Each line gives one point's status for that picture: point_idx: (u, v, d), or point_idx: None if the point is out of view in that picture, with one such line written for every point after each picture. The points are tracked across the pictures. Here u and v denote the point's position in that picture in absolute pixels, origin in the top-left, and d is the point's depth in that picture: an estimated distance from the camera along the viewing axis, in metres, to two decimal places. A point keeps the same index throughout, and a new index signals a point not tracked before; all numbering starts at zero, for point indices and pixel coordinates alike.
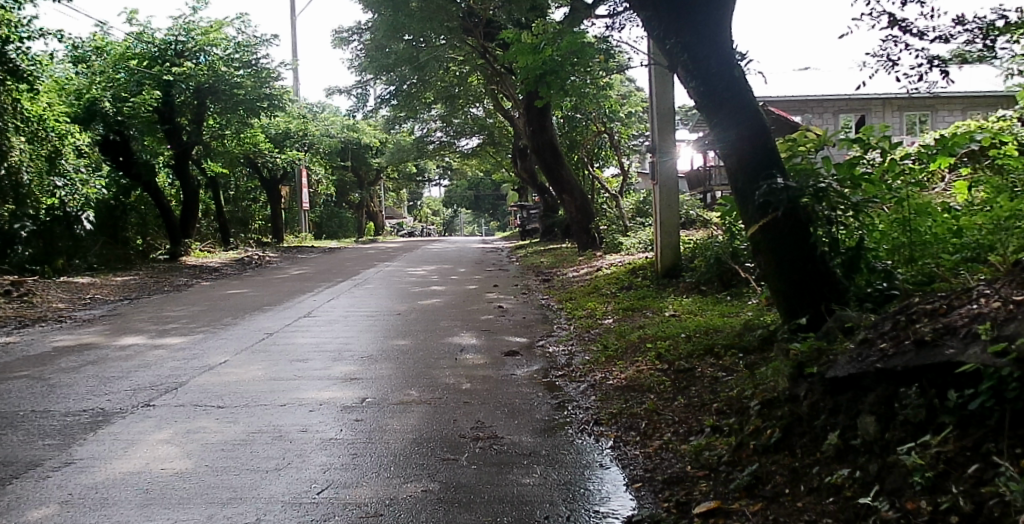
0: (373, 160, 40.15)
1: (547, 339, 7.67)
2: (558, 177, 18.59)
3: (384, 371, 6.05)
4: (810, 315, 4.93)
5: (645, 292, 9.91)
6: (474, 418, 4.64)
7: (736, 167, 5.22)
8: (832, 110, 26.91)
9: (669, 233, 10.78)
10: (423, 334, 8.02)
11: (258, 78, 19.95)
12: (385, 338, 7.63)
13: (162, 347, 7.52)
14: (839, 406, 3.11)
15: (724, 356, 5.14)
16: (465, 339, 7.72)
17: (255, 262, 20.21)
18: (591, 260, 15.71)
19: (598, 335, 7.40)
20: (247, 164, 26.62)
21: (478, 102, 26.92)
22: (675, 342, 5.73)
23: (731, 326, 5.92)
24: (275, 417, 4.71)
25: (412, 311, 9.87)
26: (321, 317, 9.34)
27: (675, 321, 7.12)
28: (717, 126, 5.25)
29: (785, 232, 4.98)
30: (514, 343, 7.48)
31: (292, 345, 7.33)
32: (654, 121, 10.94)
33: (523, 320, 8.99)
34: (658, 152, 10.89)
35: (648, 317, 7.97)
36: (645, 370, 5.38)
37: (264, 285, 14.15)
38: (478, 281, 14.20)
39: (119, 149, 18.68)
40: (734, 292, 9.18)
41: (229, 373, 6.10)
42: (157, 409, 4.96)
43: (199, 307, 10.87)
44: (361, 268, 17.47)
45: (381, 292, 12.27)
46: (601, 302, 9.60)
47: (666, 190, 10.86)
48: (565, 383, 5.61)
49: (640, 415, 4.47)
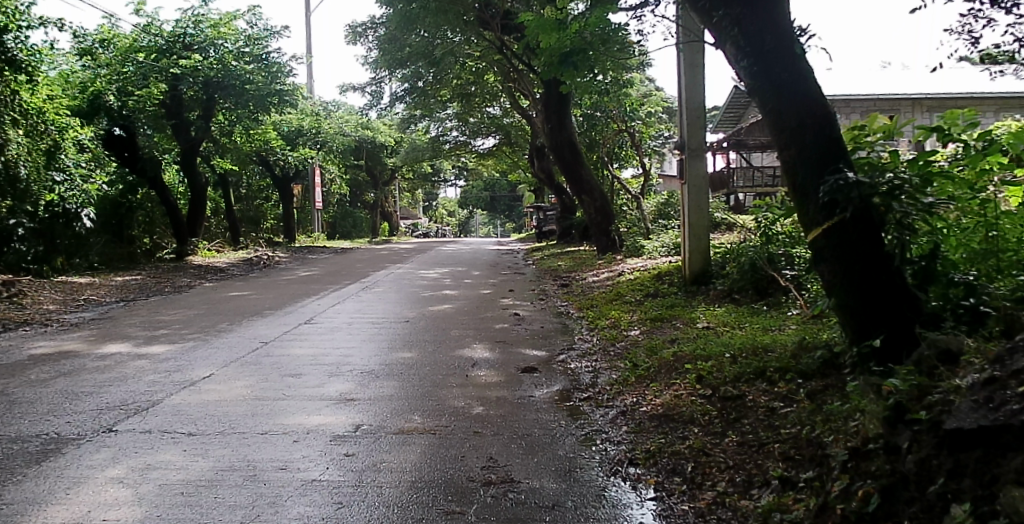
0: (387, 159, 39.52)
1: (568, 352, 6.94)
2: (577, 177, 17.71)
3: (385, 390, 5.35)
4: (885, 335, 4.12)
5: (673, 299, 9.17)
6: (485, 454, 3.92)
7: (795, 160, 4.45)
8: (862, 110, 25.96)
9: (699, 237, 9.96)
10: (431, 346, 7.31)
11: (269, 73, 19.34)
12: (390, 350, 6.94)
13: (145, 357, 6.88)
14: (963, 469, 2.38)
15: (780, 382, 4.38)
16: (478, 351, 7.02)
17: (264, 262, 19.61)
18: (612, 265, 14.97)
19: (625, 349, 6.67)
20: (258, 161, 26.09)
21: (495, 100, 26.28)
22: (718, 361, 4.98)
23: (781, 344, 5.17)
24: (253, 450, 4.01)
25: (422, 319, 9.17)
26: (322, 324, 8.66)
27: (712, 335, 6.34)
28: (773, 110, 4.50)
29: (854, 236, 4.21)
30: (532, 356, 6.76)
31: (287, 357, 6.66)
32: (683, 117, 10.20)
33: (540, 330, 8.27)
34: (687, 149, 10.11)
35: (680, 329, 7.20)
36: (686, 395, 4.63)
37: (268, 287, 13.53)
38: (493, 285, 13.52)
39: (123, 145, 18.22)
40: (772, 301, 8.40)
41: (211, 390, 5.43)
42: (119, 436, 4.29)
43: (195, 310, 10.24)
44: (371, 270, 16.81)
45: (390, 296, 11.61)
46: (625, 310, 8.87)
47: (697, 188, 10.13)
48: (591, 408, 4.88)
49: (684, 455, 3.74)
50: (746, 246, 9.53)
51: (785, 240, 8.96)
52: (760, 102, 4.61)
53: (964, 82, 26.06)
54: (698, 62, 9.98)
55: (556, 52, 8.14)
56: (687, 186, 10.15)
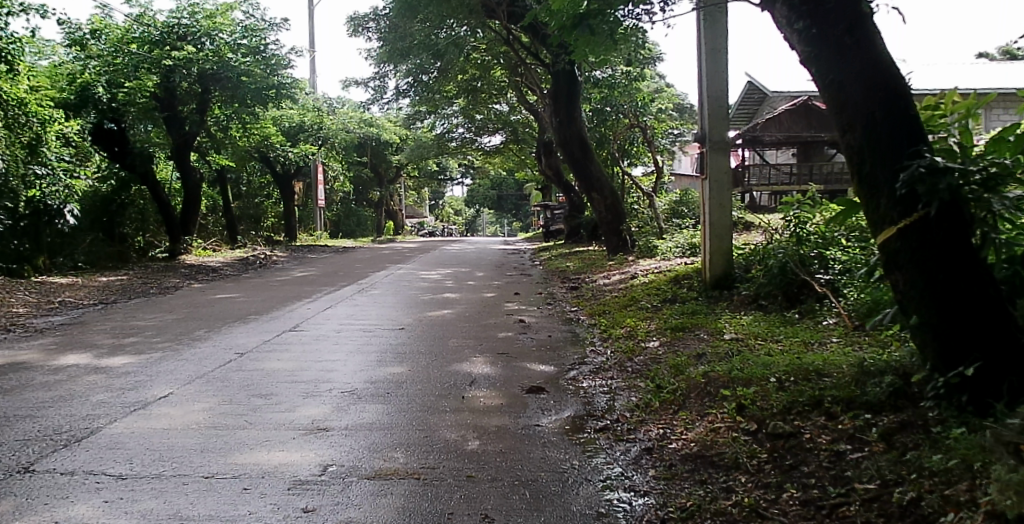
0: (392, 157, 38.75)
1: (579, 367, 6.12)
2: (586, 174, 16.86)
3: (366, 417, 4.55)
4: (980, 362, 3.29)
5: (693, 306, 8.34)
6: (479, 510, 3.12)
7: (862, 142, 3.62)
8: None
9: (721, 237, 9.16)
10: (425, 358, 6.51)
11: (266, 65, 18.59)
12: (378, 365, 6.14)
13: (102, 371, 6.11)
14: None
15: (842, 417, 3.58)
16: (477, 365, 6.21)
17: (260, 261, 18.87)
18: (624, 266, 14.14)
19: (645, 366, 5.84)
20: (258, 158, 25.34)
21: (502, 96, 25.49)
22: (762, 386, 4.16)
23: (835, 365, 4.33)
24: (191, 501, 3.23)
25: (418, 325, 8.36)
26: (307, 332, 7.86)
27: (746, 350, 5.49)
28: (834, 83, 3.71)
29: (939, 238, 3.39)
30: (538, 373, 5.93)
31: (262, 372, 5.88)
32: (705, 106, 9.35)
33: (548, 340, 7.44)
34: (708, 141, 9.29)
35: (706, 342, 6.35)
36: (725, 429, 3.82)
37: (258, 288, 12.73)
38: (498, 287, 12.73)
39: (114, 139, 17.75)
40: (804, 308, 7.59)
41: (163, 415, 4.64)
42: (34, 479, 3.51)
43: (173, 316, 9.44)
44: (370, 270, 16.03)
45: (387, 299, 10.83)
46: (642, 318, 8.04)
47: (718, 183, 9.28)
48: (610, 442, 4.07)
49: (733, 517, 2.93)
50: (773, 246, 8.71)
51: (817, 242, 8.27)
52: (817, 75, 3.82)
53: (986, 78, 25.32)
54: (721, 47, 9.12)
55: (571, 13, 7.47)
56: (708, 181, 9.32)
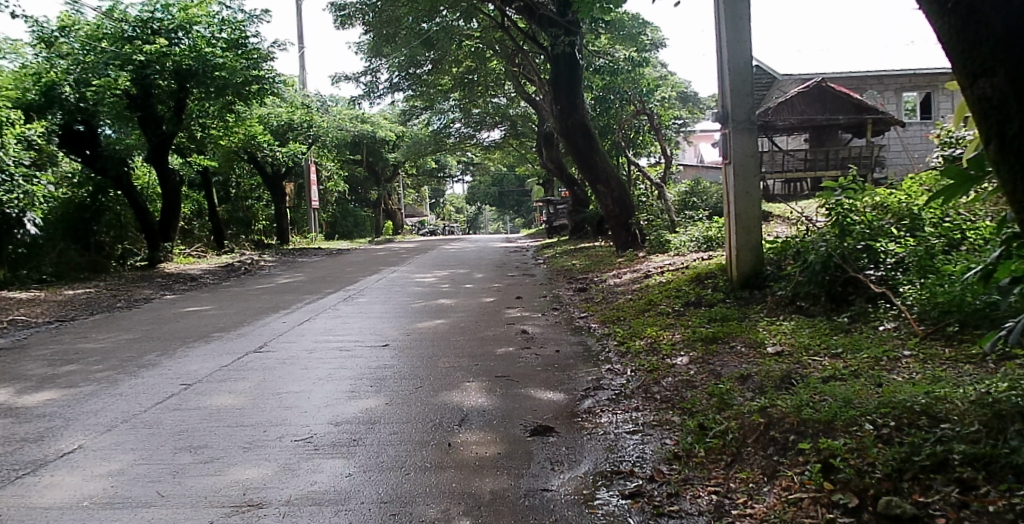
0: (388, 155, 37.65)
1: (596, 394, 4.98)
2: (591, 166, 15.65)
3: (318, 483, 3.43)
4: None
5: (723, 310, 7.22)
6: None
7: (1011, 87, 2.47)
8: (895, 88, 25.07)
9: (748, 231, 8.04)
10: (407, 386, 5.37)
11: (248, 60, 17.39)
12: (349, 398, 5.02)
13: (11, 414, 4.98)
14: None
15: (992, 495, 2.44)
16: (469, 395, 5.07)
17: (247, 268, 17.77)
18: (635, 263, 13.01)
19: (677, 393, 4.71)
20: (246, 158, 24.24)
21: (499, 88, 24.38)
22: (854, 434, 3.03)
23: (951, 402, 3.17)
24: None
25: (405, 341, 7.23)
26: (275, 353, 6.73)
27: (808, 373, 4.35)
28: (962, 5, 2.57)
29: None
30: (545, 404, 4.79)
31: (206, 413, 4.78)
32: (727, 82, 8.19)
33: (556, 357, 6.30)
34: (729, 121, 8.16)
35: (750, 359, 5.22)
36: (811, 505, 2.70)
37: (235, 299, 11.61)
38: (499, 290, 11.63)
39: (84, 141, 16.76)
40: (854, 311, 6.49)
41: (53, 486, 3.54)
42: None
43: (129, 335, 8.30)
44: (361, 274, 14.89)
45: (374, 308, 9.70)
46: (664, 326, 6.93)
47: (744, 167, 8.11)
48: (646, 520, 2.92)
49: None
50: (811, 238, 7.55)
51: (863, 233, 7.12)
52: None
53: None
54: (741, 14, 8.02)
55: None
56: (733, 165, 8.14)
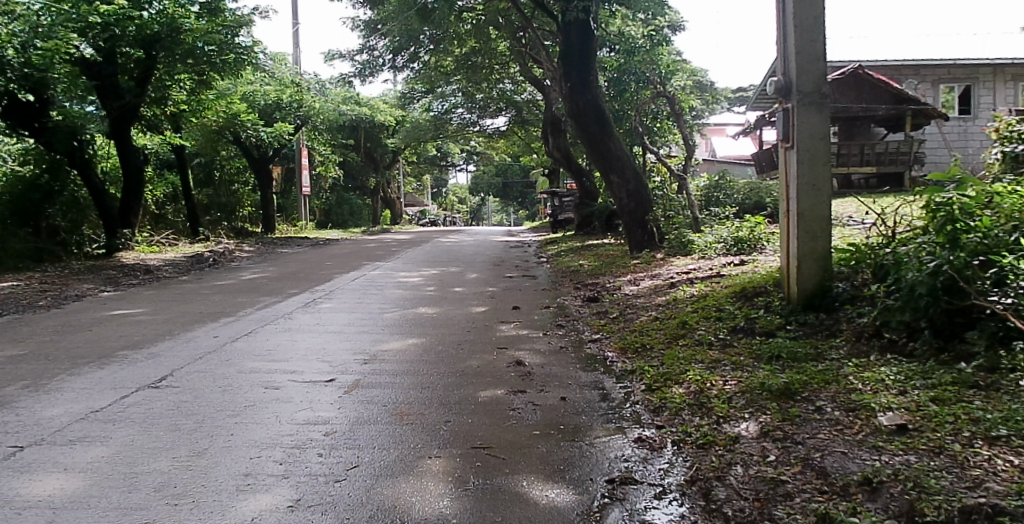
0: (386, 140, 35.83)
1: (626, 497, 3.14)
2: (603, 153, 13.63)
3: None
4: None
5: (788, 343, 5.38)
6: None
7: None
8: (932, 79, 23.17)
9: (814, 235, 6.22)
10: (337, 464, 3.54)
11: (225, 29, 15.41)
12: (237, 493, 3.17)
13: None
14: None
15: None
16: (426, 490, 3.22)
17: (216, 259, 15.89)
18: (654, 267, 11.20)
19: (763, 512, 2.88)
20: (229, 139, 22.33)
21: (506, 71, 22.39)
22: None
23: None
24: None
25: (359, 372, 5.40)
26: (178, 390, 4.90)
27: (999, 503, 2.54)
28: None
29: None
30: (543, 516, 2.96)
31: None
32: (791, 42, 6.36)
33: (560, 411, 4.45)
34: (795, 92, 6.29)
35: (863, 446, 3.39)
36: None
37: (179, 299, 9.70)
38: (494, 296, 9.82)
39: (32, 112, 14.58)
40: (980, 357, 4.65)
41: None
42: None
43: (11, 352, 6.41)
44: (338, 271, 13.01)
45: (337, 319, 7.85)
46: (709, 364, 5.09)
47: (811, 155, 6.23)
48: None
49: None
50: (904, 248, 5.70)
51: (979, 243, 5.27)
52: None
53: None
54: None
55: None
56: (796, 150, 6.27)
